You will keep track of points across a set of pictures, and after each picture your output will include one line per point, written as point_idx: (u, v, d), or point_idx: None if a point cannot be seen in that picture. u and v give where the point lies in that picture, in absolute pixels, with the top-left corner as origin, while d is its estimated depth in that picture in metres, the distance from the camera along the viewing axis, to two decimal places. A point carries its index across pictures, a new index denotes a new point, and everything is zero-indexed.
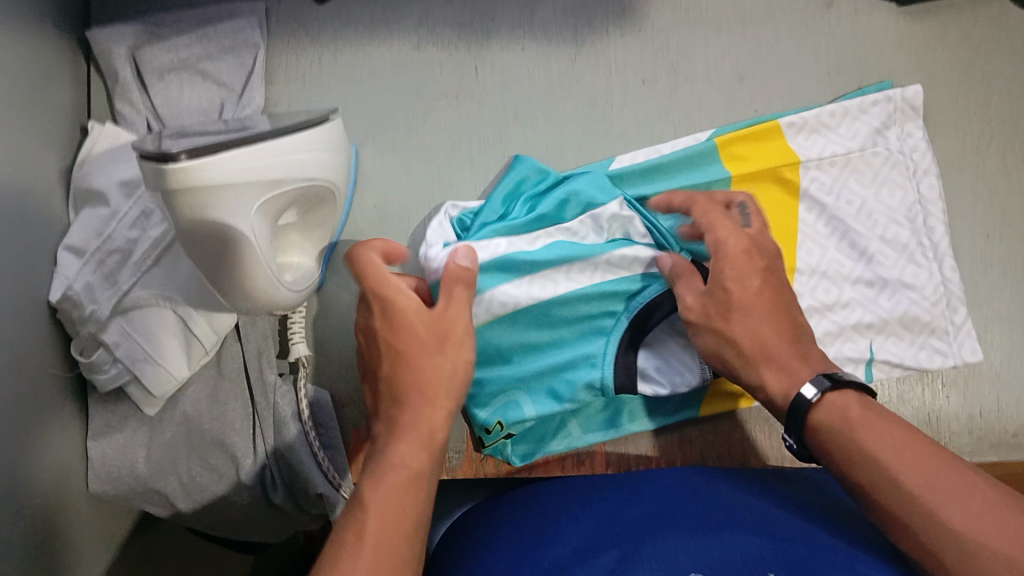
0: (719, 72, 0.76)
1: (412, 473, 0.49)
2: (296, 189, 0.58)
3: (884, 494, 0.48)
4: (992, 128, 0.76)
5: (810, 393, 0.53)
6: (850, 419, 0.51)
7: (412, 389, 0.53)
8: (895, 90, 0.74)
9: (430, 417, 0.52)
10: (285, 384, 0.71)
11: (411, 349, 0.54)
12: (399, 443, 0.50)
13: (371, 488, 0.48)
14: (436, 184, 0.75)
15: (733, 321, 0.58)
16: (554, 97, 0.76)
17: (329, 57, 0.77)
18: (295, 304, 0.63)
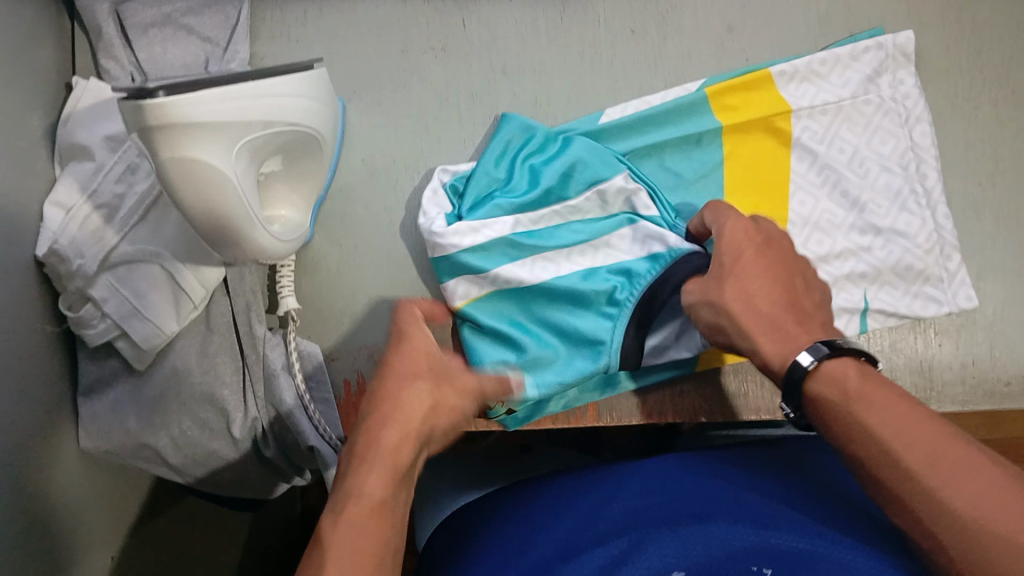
0: (707, 23, 0.75)
1: (376, 506, 0.46)
2: (284, 134, 0.58)
3: (879, 468, 0.47)
4: (982, 75, 0.75)
5: (805, 360, 0.51)
6: (849, 389, 0.50)
7: (393, 424, 0.50)
8: (887, 37, 0.73)
9: (407, 454, 0.49)
10: (276, 337, 0.70)
11: (401, 387, 0.52)
12: (368, 471, 0.48)
13: (332, 518, 0.46)
14: (423, 137, 0.74)
15: (727, 289, 0.57)
16: (542, 49, 0.75)
17: (315, 11, 0.76)
18: (285, 257, 0.63)
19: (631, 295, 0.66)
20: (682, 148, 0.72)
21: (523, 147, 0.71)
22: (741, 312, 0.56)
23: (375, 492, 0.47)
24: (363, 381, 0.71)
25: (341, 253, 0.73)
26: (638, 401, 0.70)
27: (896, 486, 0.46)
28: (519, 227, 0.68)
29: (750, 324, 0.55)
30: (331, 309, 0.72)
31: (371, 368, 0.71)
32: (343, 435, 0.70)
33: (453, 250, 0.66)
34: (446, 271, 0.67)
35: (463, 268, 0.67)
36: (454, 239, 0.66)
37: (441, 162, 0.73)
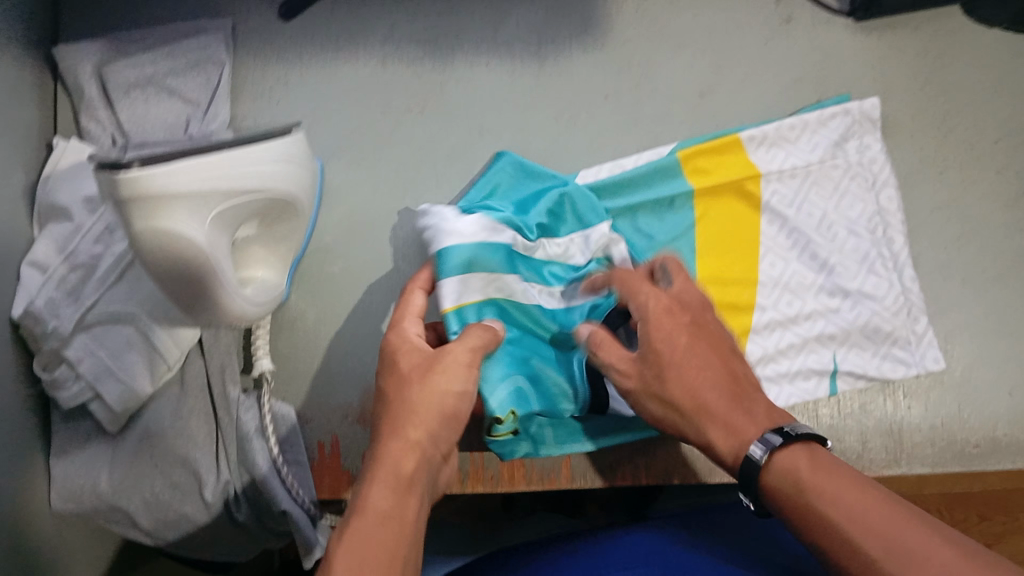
0: (680, 85, 0.76)
1: (374, 515, 0.49)
2: (254, 202, 0.58)
3: (839, 554, 0.47)
4: (949, 139, 0.75)
5: (758, 454, 0.51)
6: (803, 478, 0.50)
7: (394, 434, 0.53)
8: (853, 103, 0.74)
9: (405, 454, 0.52)
10: (249, 399, 0.70)
11: (399, 394, 0.54)
12: (369, 488, 0.51)
13: (339, 533, 0.49)
14: (400, 198, 0.75)
15: (661, 398, 0.57)
16: (519, 111, 0.76)
17: (296, 73, 0.76)
18: (254, 319, 0.63)
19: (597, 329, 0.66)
20: (656, 211, 0.72)
21: (510, 187, 0.70)
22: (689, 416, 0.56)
23: (373, 504, 0.49)
24: (337, 443, 0.71)
25: (317, 313, 0.73)
26: (613, 462, 0.70)
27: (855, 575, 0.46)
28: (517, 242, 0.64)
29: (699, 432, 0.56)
30: (306, 370, 0.72)
31: (346, 429, 0.71)
32: (316, 498, 0.70)
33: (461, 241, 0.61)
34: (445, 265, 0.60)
35: (466, 262, 0.60)
36: (467, 232, 0.61)
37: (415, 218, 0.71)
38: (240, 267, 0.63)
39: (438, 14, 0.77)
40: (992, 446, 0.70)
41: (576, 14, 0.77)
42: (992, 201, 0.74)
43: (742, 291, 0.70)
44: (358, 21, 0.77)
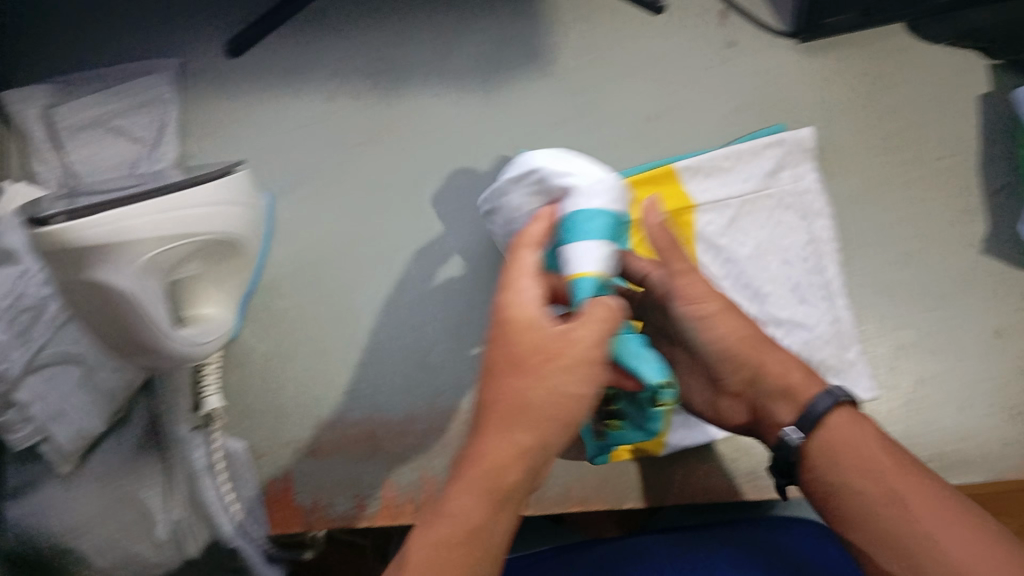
0: (626, 113, 0.76)
1: (457, 537, 0.45)
2: (186, 247, 0.58)
3: (884, 508, 0.50)
4: (890, 159, 0.75)
5: (832, 395, 0.55)
6: (878, 442, 0.53)
7: (490, 432, 0.47)
8: (787, 133, 0.73)
9: (503, 468, 0.46)
10: (197, 438, 0.71)
11: (501, 387, 0.47)
12: (463, 488, 0.46)
13: (424, 530, 0.47)
14: (349, 232, 0.75)
15: (731, 324, 0.59)
16: (465, 142, 0.76)
17: (243, 108, 0.76)
18: (188, 360, 0.63)
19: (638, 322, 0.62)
20: None
21: None
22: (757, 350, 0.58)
23: (461, 521, 0.46)
24: (289, 479, 0.71)
25: (268, 348, 0.74)
26: (567, 486, 0.70)
27: (895, 528, 0.50)
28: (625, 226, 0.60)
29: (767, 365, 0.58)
30: (257, 406, 0.73)
31: (299, 463, 0.72)
32: (269, 534, 0.71)
33: (610, 203, 0.55)
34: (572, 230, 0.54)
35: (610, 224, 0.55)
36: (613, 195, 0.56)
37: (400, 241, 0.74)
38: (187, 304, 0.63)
39: (385, 47, 0.77)
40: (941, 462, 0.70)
41: (522, 44, 0.77)
42: (935, 217, 0.75)
43: None
44: (304, 56, 0.77)
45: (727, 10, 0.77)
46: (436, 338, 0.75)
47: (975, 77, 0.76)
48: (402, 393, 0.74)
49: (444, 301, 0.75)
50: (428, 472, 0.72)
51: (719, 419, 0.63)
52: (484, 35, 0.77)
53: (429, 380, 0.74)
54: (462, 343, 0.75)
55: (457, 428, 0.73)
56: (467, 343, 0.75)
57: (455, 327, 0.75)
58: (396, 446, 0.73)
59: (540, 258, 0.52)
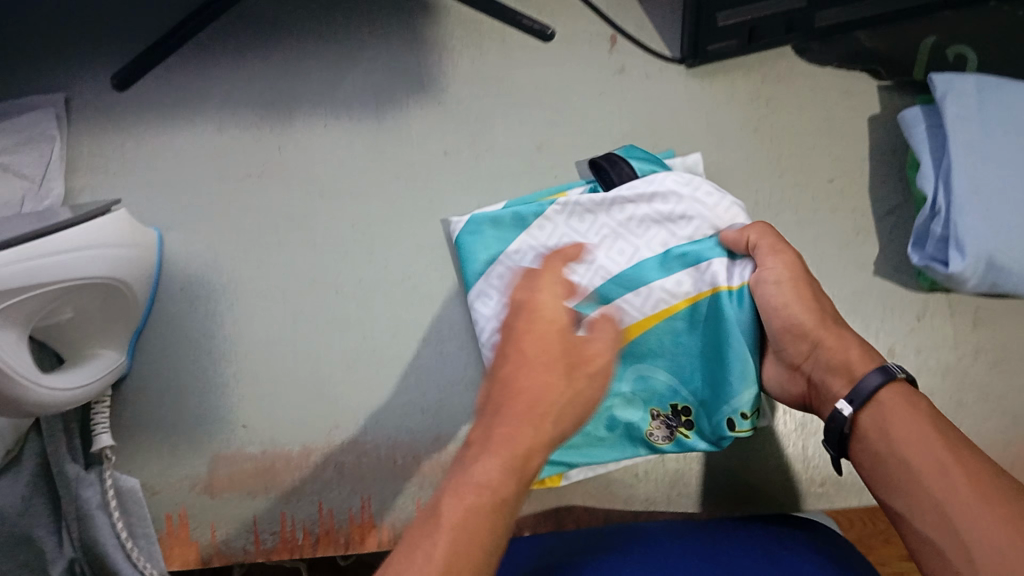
0: (518, 142, 0.76)
1: (485, 503, 0.43)
2: (45, 292, 0.59)
3: (930, 480, 0.48)
4: (783, 182, 0.75)
5: (887, 371, 0.54)
6: (929, 417, 0.52)
7: (514, 409, 0.46)
8: (676, 158, 0.73)
9: (531, 446, 0.45)
10: (90, 476, 0.70)
11: (531, 375, 0.47)
12: (485, 458, 0.44)
13: (442, 502, 0.43)
14: (242, 264, 0.75)
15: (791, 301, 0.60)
16: (356, 172, 0.76)
17: (131, 142, 0.75)
18: (49, 409, 0.63)
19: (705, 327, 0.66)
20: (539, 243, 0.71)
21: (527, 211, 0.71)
22: (818, 328, 0.59)
23: (489, 488, 0.43)
24: (185, 514, 0.72)
25: (163, 382, 0.73)
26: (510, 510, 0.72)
27: (940, 500, 0.47)
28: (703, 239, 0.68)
29: (823, 340, 0.58)
30: (150, 443, 0.72)
31: (194, 500, 0.72)
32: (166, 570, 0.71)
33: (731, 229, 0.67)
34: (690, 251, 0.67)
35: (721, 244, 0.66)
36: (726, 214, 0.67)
37: (365, 256, 0.75)
38: (74, 348, 0.68)
39: (276, 77, 0.77)
40: (833, 484, 0.72)
41: (412, 72, 0.77)
42: (831, 238, 0.75)
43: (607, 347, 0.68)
44: (193, 89, 0.77)
45: (615, 34, 0.77)
46: (332, 371, 0.73)
47: (865, 97, 0.76)
48: (296, 428, 0.73)
49: (339, 333, 0.74)
50: (325, 504, 0.72)
51: (785, 398, 0.63)
52: (374, 63, 0.77)
53: (324, 413, 0.73)
54: (357, 375, 0.73)
55: (354, 461, 0.72)
56: (362, 376, 0.73)
57: (352, 359, 0.74)
58: (293, 479, 0.72)
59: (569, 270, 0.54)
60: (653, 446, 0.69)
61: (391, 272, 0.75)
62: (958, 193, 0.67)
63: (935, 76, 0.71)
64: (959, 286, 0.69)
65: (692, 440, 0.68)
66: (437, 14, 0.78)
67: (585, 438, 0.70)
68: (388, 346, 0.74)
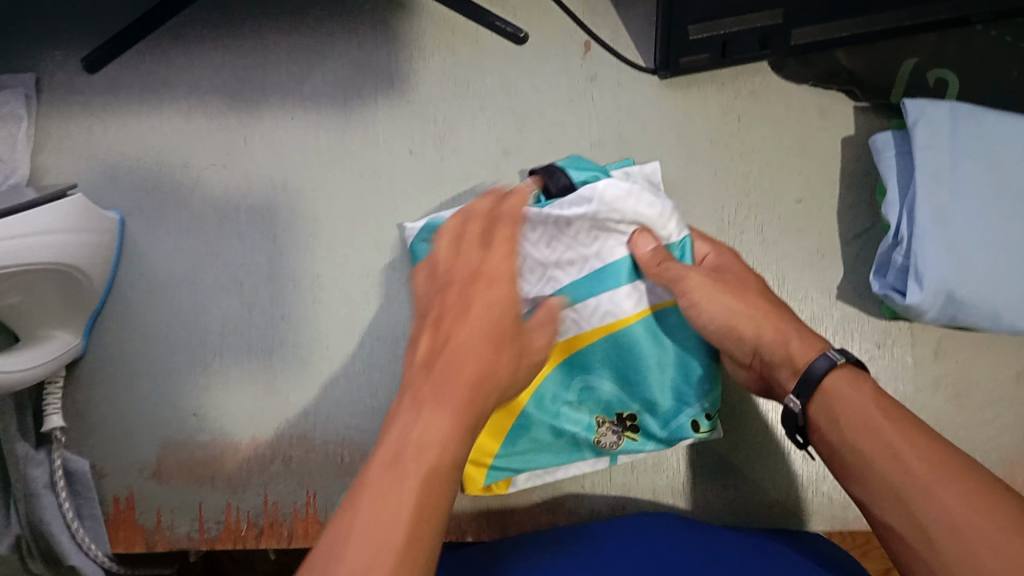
0: (485, 146, 0.76)
1: (440, 468, 0.44)
2: None
3: (877, 460, 0.48)
4: (749, 200, 0.74)
5: (833, 356, 0.54)
6: (870, 399, 0.51)
7: (467, 376, 0.48)
8: (635, 166, 0.72)
9: (477, 412, 0.48)
10: (39, 455, 0.70)
11: (478, 349, 0.50)
12: (438, 425, 0.45)
13: (396, 477, 0.43)
14: (200, 253, 0.75)
15: (723, 300, 0.60)
16: (320, 166, 0.76)
17: (100, 126, 0.77)
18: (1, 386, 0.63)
19: (649, 344, 0.67)
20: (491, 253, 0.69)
21: None
22: (766, 320, 0.60)
23: (441, 450, 0.44)
24: (133, 497, 0.72)
25: (116, 366, 0.74)
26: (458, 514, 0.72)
27: (890, 480, 0.47)
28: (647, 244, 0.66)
29: (771, 337, 0.59)
30: (99, 424, 0.73)
31: (143, 484, 0.72)
32: (112, 552, 0.72)
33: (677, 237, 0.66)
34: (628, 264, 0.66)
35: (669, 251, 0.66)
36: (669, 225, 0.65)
37: (324, 250, 0.75)
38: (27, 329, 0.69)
39: (247, 69, 0.78)
40: (784, 508, 0.71)
41: (382, 70, 0.78)
42: (795, 259, 0.73)
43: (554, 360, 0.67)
44: (163, 76, 0.78)
45: (590, 41, 0.77)
46: (284, 365, 0.73)
47: (840, 118, 0.75)
48: (245, 419, 0.72)
49: (292, 327, 0.74)
50: (270, 497, 0.71)
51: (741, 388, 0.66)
52: (344, 59, 0.78)
53: (275, 407, 0.72)
54: (309, 371, 0.73)
55: (302, 455, 0.72)
56: (314, 371, 0.73)
57: (304, 354, 0.73)
58: (239, 470, 0.72)
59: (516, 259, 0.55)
60: (600, 450, 0.70)
61: (350, 268, 0.74)
62: (919, 224, 0.66)
63: (908, 101, 0.70)
64: (918, 318, 0.67)
65: (640, 442, 0.70)
66: (409, 12, 0.78)
67: (531, 446, 0.69)
68: (343, 343, 0.73)
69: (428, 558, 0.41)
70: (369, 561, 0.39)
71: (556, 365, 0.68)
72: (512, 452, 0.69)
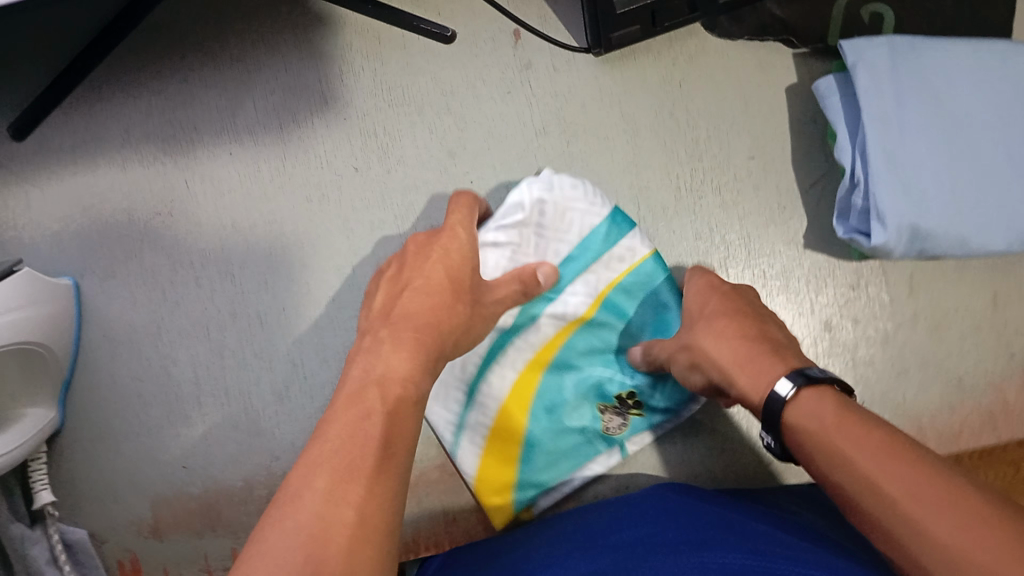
0: (430, 151, 0.75)
1: (403, 399, 0.48)
2: None
3: (866, 475, 0.43)
4: (701, 164, 0.74)
5: (783, 391, 0.50)
6: (823, 428, 0.47)
7: (424, 321, 0.54)
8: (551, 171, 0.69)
9: (434, 353, 0.53)
10: (36, 533, 0.69)
11: (432, 296, 0.56)
12: (400, 355, 0.51)
13: (354, 399, 0.47)
14: (161, 304, 0.74)
15: (685, 353, 0.60)
16: (266, 198, 0.75)
17: (37, 191, 0.75)
18: None
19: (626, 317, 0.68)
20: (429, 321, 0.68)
21: None
22: (721, 348, 0.56)
23: (401, 384, 0.49)
24: (137, 560, 0.72)
25: (96, 431, 0.72)
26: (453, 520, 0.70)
27: (873, 512, 0.42)
28: (591, 226, 0.68)
29: (727, 359, 0.56)
30: (90, 491, 0.72)
31: (143, 544, 0.72)
32: None
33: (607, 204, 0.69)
34: (580, 258, 0.68)
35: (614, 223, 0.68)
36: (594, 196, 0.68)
37: (286, 281, 0.74)
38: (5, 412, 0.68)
39: (176, 109, 0.76)
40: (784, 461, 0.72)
41: (313, 90, 0.76)
42: (756, 216, 0.73)
43: (538, 360, 0.67)
44: (93, 129, 0.76)
45: (519, 28, 0.76)
46: (264, 404, 0.72)
47: (781, 68, 0.75)
48: (235, 463, 0.72)
49: (266, 365, 0.73)
50: None
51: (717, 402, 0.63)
52: (272, 85, 0.76)
53: (262, 447, 0.72)
54: (290, 406, 0.72)
55: None
56: (296, 404, 0.72)
57: (282, 389, 0.72)
58: (237, 515, 0.71)
59: (471, 230, 0.62)
60: (611, 438, 0.69)
61: (313, 296, 0.73)
62: (872, 165, 0.65)
63: (844, 43, 0.69)
64: (886, 256, 0.67)
65: (646, 417, 0.69)
66: (330, 24, 0.77)
67: (544, 458, 0.68)
68: (319, 371, 0.72)
69: (394, 486, 0.43)
70: (335, 490, 0.41)
71: (545, 370, 0.67)
72: (528, 472, 0.68)
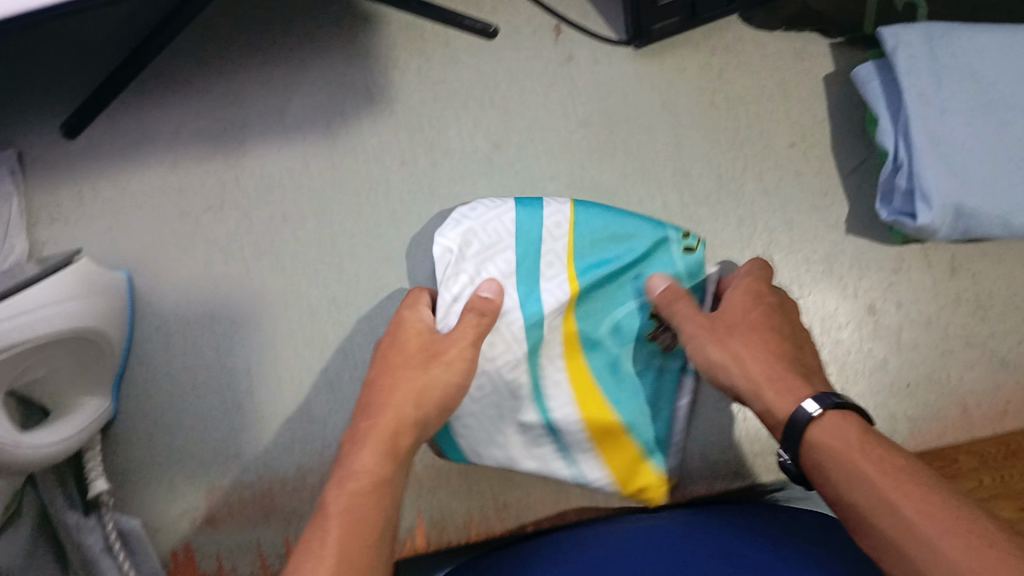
0: (475, 142, 0.76)
1: (373, 490, 0.51)
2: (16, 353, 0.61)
3: (874, 517, 0.45)
4: (743, 152, 0.75)
5: (810, 408, 0.51)
6: (844, 452, 0.48)
7: (388, 410, 0.57)
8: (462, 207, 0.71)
9: (400, 442, 0.55)
10: (90, 521, 0.70)
11: (394, 379, 0.59)
12: (364, 449, 0.54)
13: (333, 492, 0.51)
14: (213, 296, 0.75)
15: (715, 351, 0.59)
16: (315, 190, 0.76)
17: (90, 188, 0.77)
18: (42, 460, 0.64)
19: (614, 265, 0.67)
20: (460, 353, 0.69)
21: None
22: (751, 360, 0.57)
23: (369, 476, 0.52)
24: (191, 548, 0.71)
25: (149, 421, 0.73)
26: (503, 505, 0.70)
27: (891, 535, 0.44)
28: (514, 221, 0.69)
29: (754, 372, 0.56)
30: (143, 481, 0.72)
31: (197, 533, 0.71)
32: None
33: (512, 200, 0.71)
34: (525, 252, 0.68)
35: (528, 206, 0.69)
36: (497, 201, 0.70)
37: (335, 270, 0.75)
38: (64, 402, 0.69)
39: (225, 106, 0.78)
40: None
41: (359, 85, 0.78)
42: (799, 201, 0.74)
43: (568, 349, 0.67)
44: (144, 128, 0.78)
45: (560, 23, 0.78)
46: (315, 392, 0.73)
47: (818, 56, 0.77)
48: (287, 451, 0.72)
49: (317, 353, 0.74)
50: None
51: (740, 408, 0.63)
52: (318, 81, 0.78)
53: (314, 435, 0.72)
54: (341, 393, 0.73)
55: None
56: (346, 391, 0.73)
57: (333, 377, 0.73)
58: (290, 503, 0.72)
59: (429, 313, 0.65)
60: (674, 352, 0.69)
61: (362, 287, 0.74)
62: (916, 147, 0.67)
63: (883, 30, 0.71)
64: (931, 238, 0.68)
65: None
66: (375, 23, 0.79)
67: (639, 416, 0.68)
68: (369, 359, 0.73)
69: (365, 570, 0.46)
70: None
71: (582, 351, 0.67)
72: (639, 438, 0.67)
